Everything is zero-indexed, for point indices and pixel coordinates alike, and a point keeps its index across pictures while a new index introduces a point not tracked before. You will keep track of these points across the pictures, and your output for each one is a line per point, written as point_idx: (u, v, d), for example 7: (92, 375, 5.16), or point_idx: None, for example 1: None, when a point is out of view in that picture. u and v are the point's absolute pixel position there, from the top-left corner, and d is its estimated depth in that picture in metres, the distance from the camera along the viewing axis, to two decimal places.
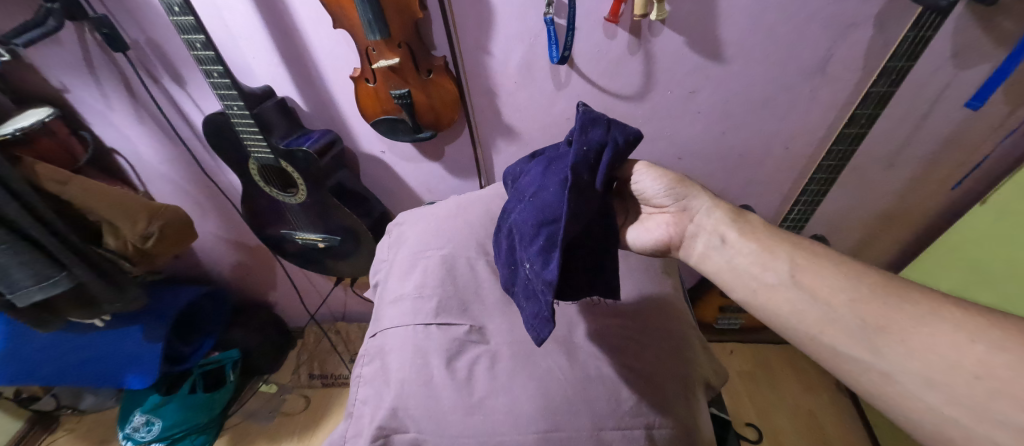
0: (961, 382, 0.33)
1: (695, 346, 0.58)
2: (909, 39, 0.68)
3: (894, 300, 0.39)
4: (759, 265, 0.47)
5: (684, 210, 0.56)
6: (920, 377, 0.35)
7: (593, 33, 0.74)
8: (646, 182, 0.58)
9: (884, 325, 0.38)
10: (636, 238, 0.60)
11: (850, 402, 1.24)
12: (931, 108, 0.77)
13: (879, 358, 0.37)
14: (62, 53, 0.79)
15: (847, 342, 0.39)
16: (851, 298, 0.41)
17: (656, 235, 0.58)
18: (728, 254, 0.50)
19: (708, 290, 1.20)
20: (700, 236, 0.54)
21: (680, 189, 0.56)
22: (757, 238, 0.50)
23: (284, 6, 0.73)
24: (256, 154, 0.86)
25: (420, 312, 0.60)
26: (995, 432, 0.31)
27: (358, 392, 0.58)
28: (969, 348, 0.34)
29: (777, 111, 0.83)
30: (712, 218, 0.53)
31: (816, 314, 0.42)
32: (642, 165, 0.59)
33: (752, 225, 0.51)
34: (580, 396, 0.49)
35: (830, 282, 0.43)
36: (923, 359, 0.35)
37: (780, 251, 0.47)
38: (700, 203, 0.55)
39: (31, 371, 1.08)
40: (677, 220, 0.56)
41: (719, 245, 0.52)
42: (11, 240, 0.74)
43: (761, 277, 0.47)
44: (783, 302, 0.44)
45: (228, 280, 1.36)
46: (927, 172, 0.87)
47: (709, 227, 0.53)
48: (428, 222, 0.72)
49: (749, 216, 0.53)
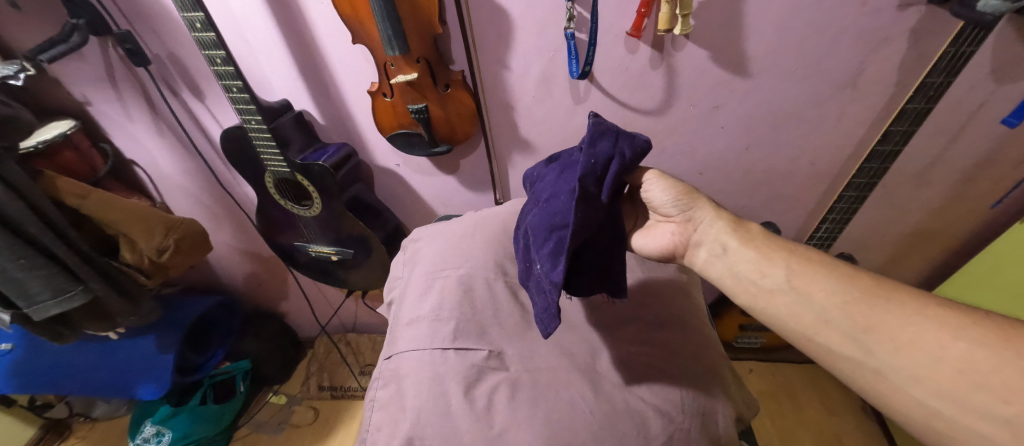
0: (947, 378, 0.33)
1: (725, 377, 0.55)
2: (949, 55, 0.65)
3: (884, 301, 0.38)
4: (759, 271, 0.45)
5: (688, 220, 0.52)
6: (909, 373, 0.35)
7: (615, 47, 0.73)
8: (653, 192, 0.54)
9: (873, 325, 0.37)
10: (642, 245, 0.57)
11: (877, 426, 1.18)
12: (966, 123, 0.73)
13: (870, 357, 0.37)
14: (85, 67, 0.80)
15: (839, 341, 0.38)
16: (842, 300, 0.39)
17: (660, 244, 0.55)
18: (729, 262, 0.48)
19: (729, 307, 1.16)
20: (703, 245, 0.51)
21: (685, 199, 0.52)
22: (758, 246, 0.47)
23: (303, 20, 0.73)
24: (273, 168, 0.85)
25: (438, 335, 0.58)
26: (979, 425, 0.31)
27: (372, 417, 0.57)
28: (951, 346, 0.33)
29: (804, 126, 0.80)
30: (715, 228, 0.50)
31: (810, 316, 0.40)
32: (652, 174, 0.55)
33: (753, 233, 0.49)
34: (606, 430, 0.47)
35: (823, 285, 0.41)
36: (910, 356, 0.35)
37: (777, 258, 0.45)
38: (703, 214, 0.52)
39: (45, 380, 1.08)
40: (681, 229, 0.53)
41: (720, 254, 0.49)
42: (30, 255, 0.73)
43: (759, 283, 0.45)
44: (782, 307, 0.43)
45: (241, 289, 1.36)
46: (962, 189, 0.83)
47: (711, 237, 0.50)
48: (445, 240, 0.71)
49: (750, 224, 0.50)
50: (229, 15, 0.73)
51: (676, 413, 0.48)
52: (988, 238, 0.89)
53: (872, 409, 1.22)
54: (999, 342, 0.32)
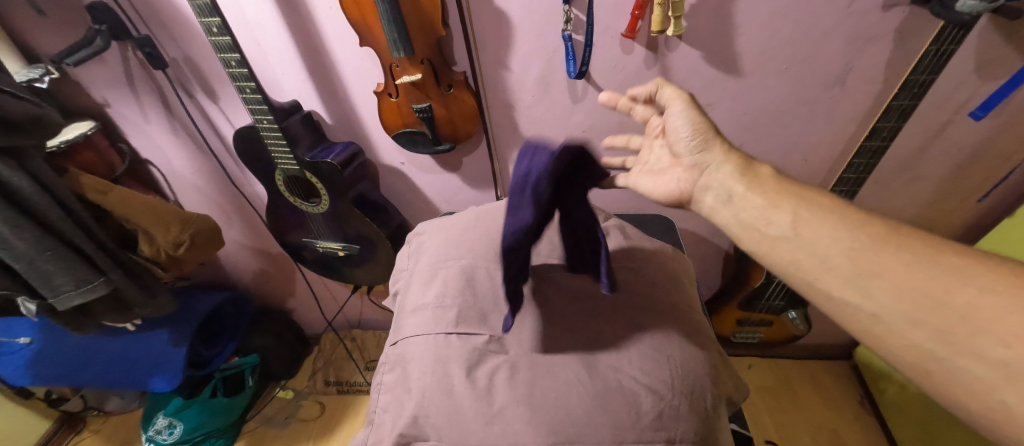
0: (950, 323, 0.33)
1: (716, 361, 0.58)
2: (930, 53, 0.66)
3: (893, 248, 0.38)
4: (764, 218, 0.44)
5: (697, 164, 0.51)
6: (905, 317, 0.35)
7: (610, 48, 0.76)
8: (674, 121, 0.53)
9: (877, 270, 0.37)
10: (648, 187, 0.56)
11: (875, 421, 1.20)
12: (952, 120, 0.76)
13: (870, 301, 0.37)
14: (106, 71, 0.84)
15: (839, 286, 0.39)
16: (848, 247, 0.39)
17: (664, 189, 0.54)
18: (735, 208, 0.46)
19: (725, 303, 1.16)
20: (709, 190, 0.49)
21: (700, 139, 0.51)
22: (765, 192, 0.45)
23: (313, 24, 0.77)
24: (283, 166, 0.89)
25: (442, 322, 0.61)
26: (976, 367, 0.32)
27: (379, 399, 0.60)
28: (959, 292, 0.34)
29: (796, 123, 0.83)
30: (722, 173, 0.48)
31: (812, 262, 0.40)
32: (679, 98, 0.53)
33: (763, 178, 0.47)
34: (600, 406, 0.49)
35: (830, 234, 0.40)
36: (914, 301, 0.35)
37: (785, 205, 0.44)
38: (714, 156, 0.50)
39: (61, 373, 1.13)
40: (689, 174, 0.52)
41: (727, 201, 0.47)
42: (57, 247, 0.77)
43: (764, 230, 0.44)
44: (784, 256, 0.42)
45: (251, 286, 1.40)
46: (953, 184, 0.85)
47: (717, 182, 0.49)
48: (448, 233, 0.74)
49: (760, 167, 0.48)
50: (243, 20, 0.77)
51: (666, 391, 0.51)
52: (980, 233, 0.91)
53: (870, 404, 1.23)
54: (1008, 289, 0.32)
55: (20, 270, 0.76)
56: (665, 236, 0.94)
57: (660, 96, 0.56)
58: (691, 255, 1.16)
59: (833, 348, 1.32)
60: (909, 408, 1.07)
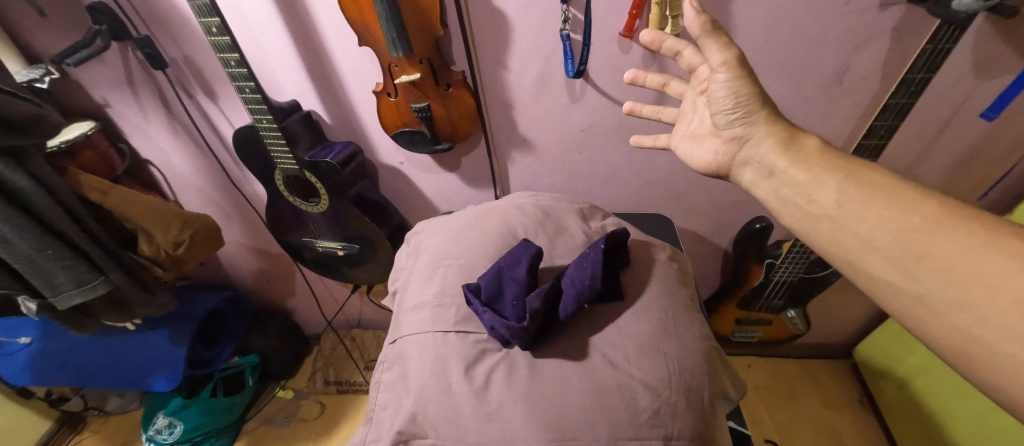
0: (1001, 308, 0.32)
1: (716, 358, 0.58)
2: (928, 52, 0.65)
3: (951, 227, 0.36)
4: (806, 194, 0.45)
5: (738, 136, 0.51)
6: (953, 302, 0.35)
7: (608, 47, 0.76)
8: (716, 88, 0.50)
9: (928, 252, 0.37)
10: (688, 154, 0.59)
11: (875, 419, 1.20)
12: (950, 119, 0.76)
13: (916, 283, 0.37)
14: (106, 71, 0.84)
15: (883, 267, 0.39)
16: (897, 228, 0.39)
17: (700, 160, 0.57)
18: (776, 183, 0.48)
19: (724, 302, 1.16)
20: (749, 165, 0.51)
21: (743, 110, 0.49)
22: (811, 167, 0.45)
23: (312, 24, 0.77)
24: (282, 165, 0.89)
25: (441, 320, 0.61)
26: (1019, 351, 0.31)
27: (378, 398, 0.60)
28: (1014, 278, 0.32)
29: (795, 121, 0.83)
30: (763, 148, 0.49)
31: (855, 242, 0.41)
32: (725, 64, 0.47)
33: (808, 151, 0.47)
34: (598, 404, 0.50)
35: (879, 213, 0.40)
36: (962, 286, 0.34)
37: (829, 181, 0.44)
38: (756, 130, 0.49)
39: (61, 373, 1.14)
40: (727, 147, 0.53)
41: (768, 176, 0.49)
42: (58, 247, 0.77)
43: (807, 208, 0.45)
44: (827, 233, 0.43)
45: (250, 286, 1.40)
46: (952, 183, 0.85)
47: (757, 156, 0.50)
48: (447, 232, 0.74)
49: (805, 139, 0.48)
50: (243, 20, 0.77)
51: (664, 389, 0.51)
52: None
53: (870, 403, 1.24)
54: None
55: (21, 269, 0.76)
56: (663, 235, 0.94)
57: (703, 49, 0.49)
58: (690, 254, 1.16)
59: (833, 348, 1.32)
60: (908, 407, 1.07)
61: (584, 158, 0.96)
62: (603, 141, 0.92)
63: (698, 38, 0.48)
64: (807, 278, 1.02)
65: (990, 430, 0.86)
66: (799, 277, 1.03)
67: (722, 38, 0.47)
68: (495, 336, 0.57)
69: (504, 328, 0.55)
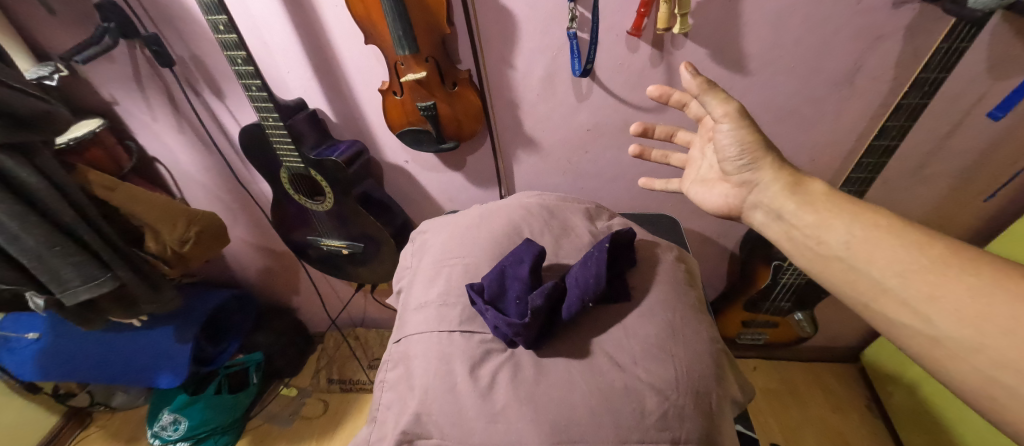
0: (1015, 347, 0.32)
1: (724, 363, 0.57)
2: (942, 51, 0.63)
3: (956, 271, 0.37)
4: (815, 236, 0.45)
5: (746, 181, 0.52)
6: (968, 343, 0.34)
7: (615, 46, 0.76)
8: (721, 137, 0.51)
9: (937, 294, 0.37)
10: (700, 197, 0.60)
11: (882, 425, 1.19)
12: (962, 120, 0.75)
13: (928, 324, 0.37)
14: (114, 69, 0.84)
15: (896, 308, 0.39)
16: (906, 268, 0.39)
17: (711, 203, 0.58)
18: (786, 226, 0.48)
19: (730, 305, 1.15)
20: (759, 209, 0.51)
21: (750, 156, 0.50)
22: (817, 209, 0.46)
23: (319, 23, 0.77)
24: (288, 163, 0.89)
25: (446, 320, 0.61)
26: None
27: (382, 396, 0.60)
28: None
29: (803, 123, 0.82)
30: (771, 193, 0.49)
31: (867, 283, 0.41)
32: (726, 117, 0.48)
33: (814, 195, 0.47)
34: (604, 406, 0.49)
35: (887, 254, 0.40)
36: (975, 327, 0.34)
37: (836, 223, 0.44)
38: (763, 176, 0.50)
39: (68, 369, 1.15)
40: (737, 191, 0.54)
41: (777, 219, 0.49)
42: (65, 242, 0.77)
43: (817, 248, 0.45)
44: (837, 273, 0.44)
45: (255, 284, 1.41)
46: (962, 186, 0.84)
47: (766, 200, 0.50)
48: (451, 231, 0.74)
49: (812, 183, 0.48)
50: (249, 18, 0.77)
51: (671, 392, 0.50)
52: (990, 235, 0.90)
53: (877, 407, 1.22)
54: None
55: (29, 265, 0.76)
56: (669, 235, 0.93)
57: (703, 103, 0.50)
58: (696, 255, 1.15)
59: (840, 351, 1.30)
60: (917, 412, 1.05)
61: (589, 158, 0.95)
62: (608, 141, 0.91)
63: (696, 97, 0.49)
64: (815, 281, 1.01)
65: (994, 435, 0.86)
66: (807, 279, 1.01)
67: (721, 94, 0.48)
68: (498, 335, 0.57)
69: (506, 327, 0.55)
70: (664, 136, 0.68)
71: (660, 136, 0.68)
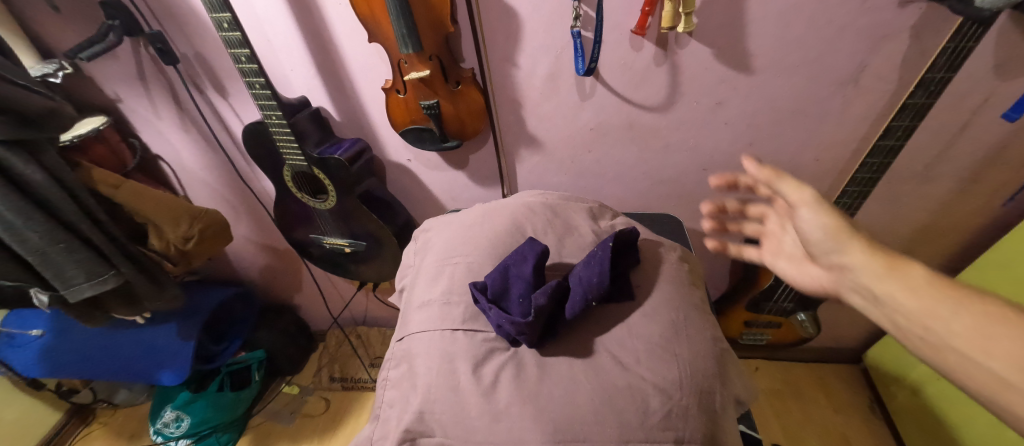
0: None
1: (727, 363, 0.57)
2: (948, 51, 0.64)
3: None
4: (919, 323, 0.39)
5: (835, 266, 0.46)
6: None
7: (619, 45, 0.75)
8: (802, 225, 0.47)
9: None
10: (792, 277, 0.58)
11: (885, 426, 1.18)
12: (969, 120, 0.74)
13: None
14: (118, 66, 0.85)
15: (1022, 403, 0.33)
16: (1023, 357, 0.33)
17: (806, 283, 0.55)
18: (886, 311, 0.41)
19: (733, 305, 1.15)
20: (855, 292, 0.45)
21: (834, 239, 0.45)
22: (919, 294, 0.39)
23: (323, 21, 0.77)
24: (291, 161, 0.89)
25: (449, 318, 0.61)
26: None
27: (385, 395, 0.60)
28: None
29: (807, 122, 0.82)
30: (863, 276, 0.43)
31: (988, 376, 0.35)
32: (802, 205, 0.45)
33: (914, 278, 0.40)
34: (607, 406, 0.49)
35: (1006, 345, 0.34)
36: None
37: (941, 311, 0.38)
38: (852, 258, 0.43)
39: (69, 366, 1.15)
40: (830, 273, 0.48)
41: (875, 303, 0.43)
42: (69, 240, 0.77)
43: (924, 336, 0.39)
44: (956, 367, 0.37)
45: (257, 282, 1.41)
46: (969, 187, 0.83)
47: (858, 284, 0.44)
48: (454, 230, 0.74)
49: (911, 264, 0.41)
50: (253, 16, 0.77)
51: (675, 391, 0.50)
52: (995, 236, 0.89)
53: (880, 407, 1.22)
54: None
55: (32, 262, 0.76)
56: (672, 234, 0.93)
57: (777, 190, 0.48)
58: (699, 255, 1.15)
59: (843, 351, 1.30)
60: (919, 414, 1.05)
61: (592, 157, 0.95)
62: (611, 139, 0.91)
63: (768, 184, 0.48)
64: None
65: (1000, 435, 0.85)
66: None
67: (794, 181, 0.46)
68: (501, 333, 0.57)
69: (509, 325, 0.55)
70: (736, 208, 0.67)
71: (731, 209, 0.68)
